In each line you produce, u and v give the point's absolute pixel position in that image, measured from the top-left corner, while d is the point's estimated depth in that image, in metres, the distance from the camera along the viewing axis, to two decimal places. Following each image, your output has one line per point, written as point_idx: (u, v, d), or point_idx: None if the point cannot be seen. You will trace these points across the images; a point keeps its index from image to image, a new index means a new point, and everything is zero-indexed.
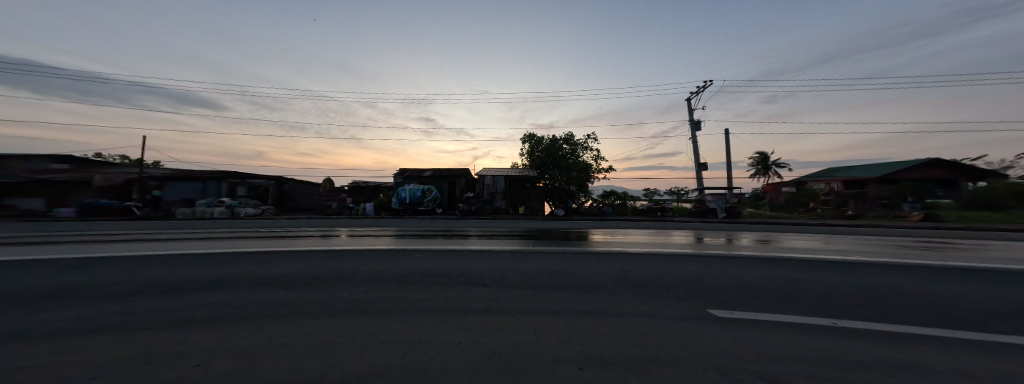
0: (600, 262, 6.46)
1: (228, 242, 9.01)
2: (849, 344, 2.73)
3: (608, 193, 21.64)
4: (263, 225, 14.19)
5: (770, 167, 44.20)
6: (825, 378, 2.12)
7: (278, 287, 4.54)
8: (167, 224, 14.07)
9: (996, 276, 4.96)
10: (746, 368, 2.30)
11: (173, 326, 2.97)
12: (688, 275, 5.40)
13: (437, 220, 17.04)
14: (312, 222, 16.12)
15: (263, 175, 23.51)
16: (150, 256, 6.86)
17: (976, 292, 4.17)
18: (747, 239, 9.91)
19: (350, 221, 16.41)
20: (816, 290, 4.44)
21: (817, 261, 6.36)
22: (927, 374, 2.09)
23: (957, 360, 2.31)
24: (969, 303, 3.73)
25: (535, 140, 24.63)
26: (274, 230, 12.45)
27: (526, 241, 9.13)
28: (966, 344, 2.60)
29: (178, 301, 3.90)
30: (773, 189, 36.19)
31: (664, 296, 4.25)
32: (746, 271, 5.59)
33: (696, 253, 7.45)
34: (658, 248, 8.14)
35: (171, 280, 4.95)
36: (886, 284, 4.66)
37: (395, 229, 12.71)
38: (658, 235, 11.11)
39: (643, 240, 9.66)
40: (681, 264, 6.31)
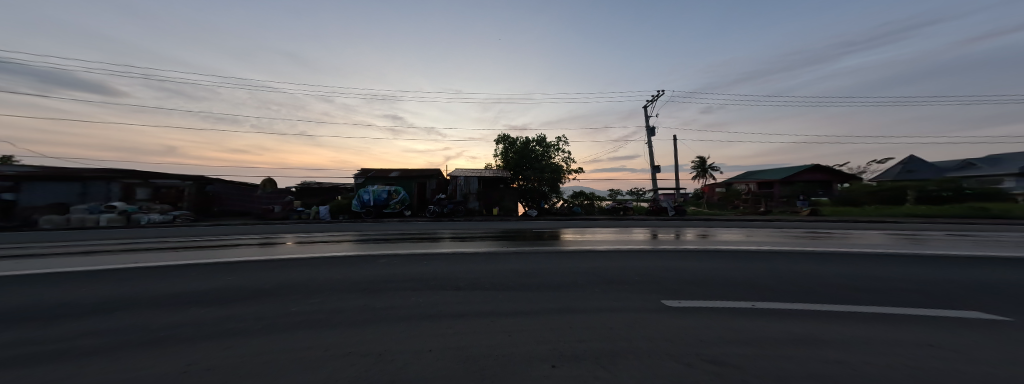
0: (574, 261, 6.60)
1: (133, 256, 7.40)
2: (773, 322, 3.19)
3: (577, 193, 22.38)
4: (184, 234, 11.99)
5: (707, 170, 50.13)
6: (761, 354, 2.44)
7: (207, 303, 3.86)
8: (42, 236, 11.16)
9: (873, 259, 6.24)
10: (697, 352, 2.53)
11: (50, 360, 2.34)
12: (651, 270, 5.81)
13: (400, 222, 16.14)
14: (250, 228, 14.04)
15: (178, 174, 19.91)
16: (13, 277, 5.34)
17: (858, 271, 5.23)
18: (691, 234, 11.18)
19: (298, 226, 14.74)
20: (749, 277, 5.10)
21: (752, 252, 7.34)
22: (830, 344, 2.51)
23: (850, 330, 2.83)
24: (855, 281, 4.62)
25: (508, 141, 24.60)
26: (200, 238, 10.64)
27: (501, 242, 8.96)
28: (853, 316, 3.21)
29: (59, 330, 3.09)
30: (711, 189, 41.02)
31: (628, 291, 4.53)
32: (696, 264, 6.22)
33: (654, 248, 8.16)
34: (626, 245, 8.60)
35: (45, 306, 3.88)
36: (800, 268, 5.57)
37: (354, 234, 11.61)
38: (624, 232, 11.78)
39: (613, 238, 10.08)
40: (649, 260, 6.73)
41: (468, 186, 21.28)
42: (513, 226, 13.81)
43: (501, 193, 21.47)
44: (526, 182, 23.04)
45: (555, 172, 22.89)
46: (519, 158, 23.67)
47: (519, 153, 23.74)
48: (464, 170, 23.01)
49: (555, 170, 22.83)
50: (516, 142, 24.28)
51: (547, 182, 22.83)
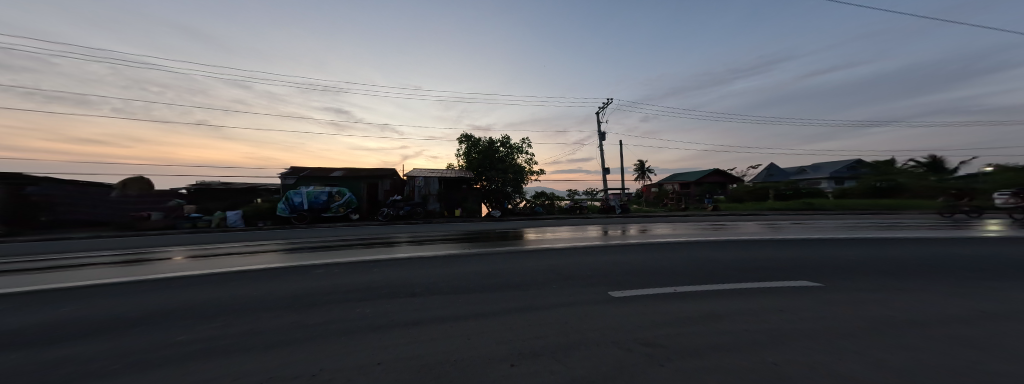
0: (536, 260, 6.68)
1: None
2: (698, 302, 3.69)
3: (538, 193, 22.67)
4: (19, 252, 8.88)
5: (645, 173, 56.29)
6: (692, 333, 2.78)
7: (59, 337, 2.92)
8: None
9: (772, 245, 7.69)
10: (642, 338, 2.79)
11: None
12: (608, 265, 6.17)
13: (342, 228, 14.48)
14: (131, 241, 11.06)
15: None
16: None
17: (761, 255, 6.40)
18: (634, 230, 12.41)
19: (205, 236, 12.15)
20: (682, 265, 5.83)
21: (686, 243, 8.44)
22: (739, 317, 3.01)
23: (753, 304, 3.43)
24: (759, 264, 5.62)
25: (471, 140, 23.58)
26: (49, 258, 8.00)
27: (462, 244, 8.60)
28: (754, 292, 3.90)
29: None
30: (648, 189, 45.95)
31: (583, 285, 4.78)
32: (643, 256, 6.88)
33: (605, 244, 8.81)
34: (585, 243, 9.01)
35: None
36: (721, 255, 6.58)
37: (284, 242, 10.02)
38: (581, 230, 12.34)
39: (574, 236, 10.44)
40: (608, 255, 7.14)
41: (430, 187, 20.04)
42: (473, 228, 13.33)
43: (463, 194, 20.69)
44: (491, 183, 22.12)
45: (519, 173, 22.09)
46: (482, 159, 22.67)
47: (482, 153, 22.71)
48: (420, 170, 21.67)
49: (519, 172, 22.11)
50: (479, 143, 23.31)
51: (513, 184, 21.95)
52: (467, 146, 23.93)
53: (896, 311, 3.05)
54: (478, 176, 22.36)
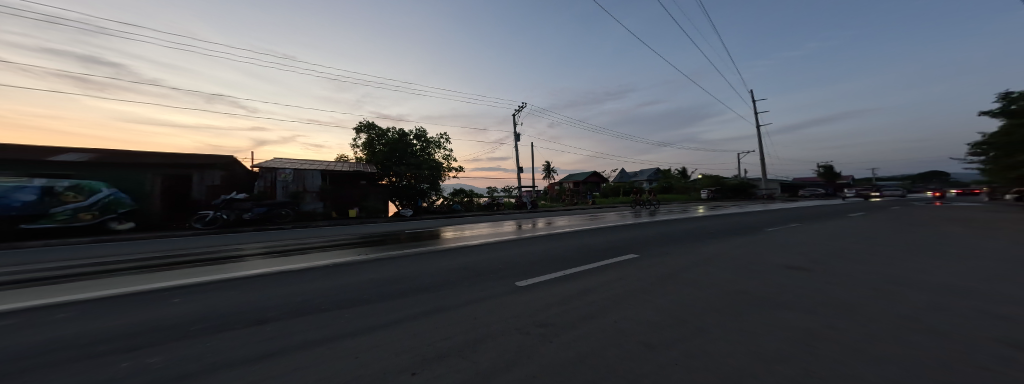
0: (449, 258, 6.45)
1: None
2: (583, 280, 4.41)
3: (456, 190, 21.91)
4: None
5: (549, 172, 63.27)
6: (576, 308, 3.29)
7: None
8: None
9: (642, 230, 9.93)
10: (539, 319, 3.10)
11: None
12: (519, 257, 6.53)
13: (164, 239, 10.13)
14: None
15: None
16: None
17: (632, 238, 8.20)
18: (543, 222, 13.72)
19: None
20: (576, 251, 6.81)
21: (583, 231, 9.94)
22: (611, 289, 3.77)
23: (620, 278, 4.34)
24: (628, 245, 7.19)
25: (376, 130, 20.34)
26: None
27: (362, 249, 7.41)
28: (623, 268, 4.92)
29: None
30: (550, 187, 51.80)
31: (493, 279, 4.90)
32: (547, 246, 7.70)
33: (519, 237, 9.42)
34: (501, 238, 9.20)
35: None
36: (605, 240, 8.05)
37: (31, 265, 6.23)
38: (497, 226, 12.57)
39: (492, 232, 10.56)
40: (521, 248, 7.57)
41: (310, 181, 16.56)
42: (379, 229, 11.74)
43: (364, 191, 17.88)
44: (401, 179, 19.66)
45: (435, 169, 20.28)
46: (390, 152, 19.79)
47: (391, 146, 19.81)
48: (286, 163, 17.40)
49: (435, 168, 20.28)
50: (388, 133, 20.34)
51: (428, 181, 20.07)
52: (371, 136, 20.51)
53: (698, 276, 4.48)
54: (384, 171, 19.55)
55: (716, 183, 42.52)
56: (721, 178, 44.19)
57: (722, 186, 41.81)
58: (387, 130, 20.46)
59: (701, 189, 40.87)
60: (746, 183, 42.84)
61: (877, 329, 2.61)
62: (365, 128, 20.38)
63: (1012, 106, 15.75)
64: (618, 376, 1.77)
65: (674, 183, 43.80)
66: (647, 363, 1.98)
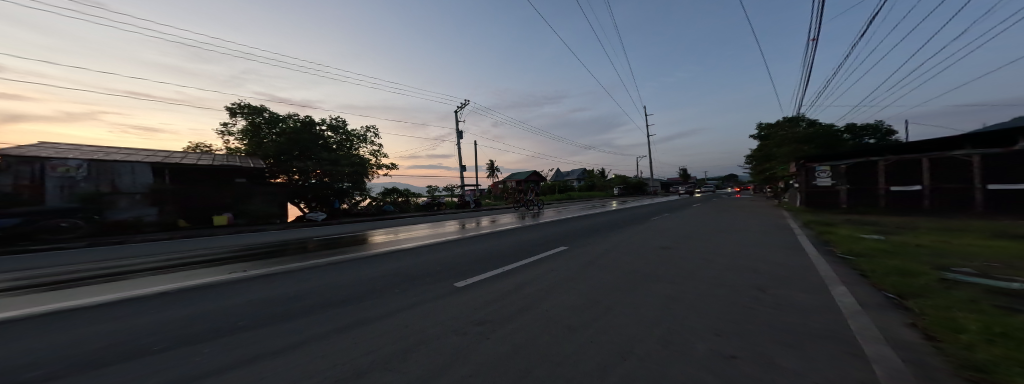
0: (373, 264, 5.49)
1: None
2: (524, 275, 4.33)
3: (387, 190, 19.57)
4: None
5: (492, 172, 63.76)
6: (517, 303, 3.15)
7: None
8: None
9: (581, 224, 10.77)
10: (477, 316, 2.82)
11: None
12: (461, 256, 5.94)
13: None
14: None
15: None
16: None
17: (572, 233, 8.72)
18: (488, 221, 13.34)
19: None
20: (519, 247, 6.76)
21: (526, 228, 10.09)
22: (550, 284, 3.77)
23: (558, 272, 4.41)
24: (568, 240, 7.58)
25: (272, 115, 16.38)
26: None
27: (252, 263, 5.82)
28: (563, 263, 5.08)
29: None
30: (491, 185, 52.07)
31: (428, 275, 4.43)
32: (493, 243, 7.36)
33: (463, 236, 8.70)
34: (442, 238, 8.48)
35: None
36: (547, 236, 8.32)
37: None
38: (437, 227, 11.69)
39: (430, 234, 9.71)
40: (464, 246, 7.10)
41: (125, 178, 12.26)
42: (280, 238, 9.50)
43: (249, 192, 14.10)
44: (311, 176, 16.30)
45: (357, 166, 17.44)
46: (292, 143, 16.05)
47: (292, 135, 16.10)
48: (88, 153, 12.49)
49: (357, 164, 17.39)
50: (290, 120, 16.64)
51: (349, 179, 17.21)
52: (264, 122, 16.43)
53: (627, 264, 4.94)
54: (285, 166, 15.84)
55: (625, 183, 50.32)
56: (630, 178, 52.62)
57: (628, 184, 49.87)
58: (289, 116, 16.74)
59: (616, 186, 47.31)
60: (643, 182, 52.88)
61: (734, 289, 3.38)
62: (255, 111, 16.24)
63: (761, 133, 23.44)
64: (550, 364, 1.76)
65: (597, 182, 49.62)
66: (577, 348, 2.05)
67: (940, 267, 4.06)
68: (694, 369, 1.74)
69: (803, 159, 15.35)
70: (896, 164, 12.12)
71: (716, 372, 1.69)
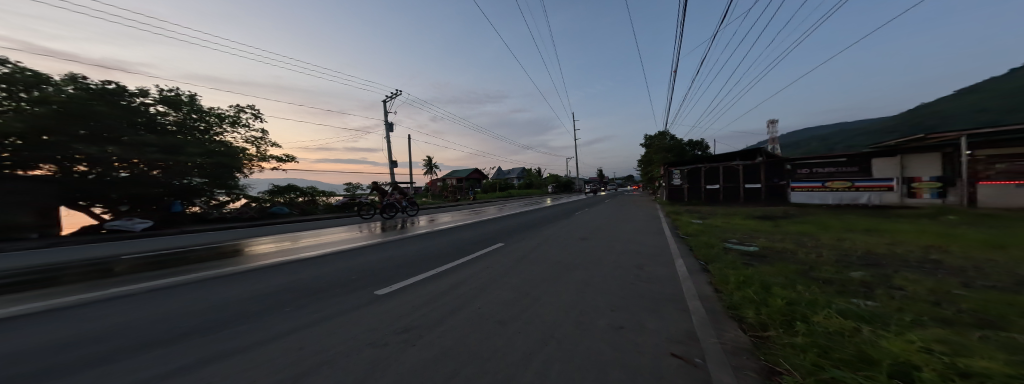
0: (261, 272, 4.30)
1: None
2: (457, 277, 4.03)
3: (283, 187, 15.97)
4: None
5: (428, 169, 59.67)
6: (450, 307, 2.88)
7: None
8: None
9: (519, 222, 10.93)
10: (402, 325, 2.45)
11: None
12: (384, 260, 5.17)
13: None
14: None
15: None
16: None
17: (508, 231, 8.79)
18: (421, 220, 12.10)
19: None
20: (452, 247, 6.36)
21: (461, 228, 9.61)
22: (483, 286, 3.61)
23: (491, 273, 4.27)
24: (503, 238, 7.54)
25: (26, 70, 9.08)
26: None
27: (37, 283, 3.86)
28: (497, 262, 4.98)
29: None
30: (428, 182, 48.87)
31: (344, 282, 3.87)
32: (424, 245, 6.69)
33: (393, 238, 7.65)
34: (366, 240, 7.47)
35: None
36: (481, 235, 8.09)
37: None
38: (357, 228, 10.30)
39: (347, 235, 8.46)
40: (390, 249, 6.24)
41: None
42: (112, 250, 6.80)
43: None
44: (118, 168, 10.29)
45: (214, 156, 12.43)
46: (80, 119, 9.48)
47: (81, 107, 9.47)
48: None
49: (217, 154, 12.46)
50: (74, 85, 9.73)
51: (200, 173, 12.16)
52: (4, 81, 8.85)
53: (558, 259, 5.19)
54: (59, 151, 9.21)
55: (558, 182, 54.26)
56: (561, 177, 57.08)
57: (560, 183, 53.94)
58: (70, 76, 9.78)
59: (551, 185, 50.55)
60: (573, 182, 57.96)
61: (624, 269, 4.11)
62: None
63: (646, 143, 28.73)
64: (479, 361, 1.77)
65: (534, 180, 51.96)
66: (506, 342, 2.10)
67: (723, 239, 5.93)
68: (599, 345, 2.04)
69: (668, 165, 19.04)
70: (714, 171, 16.33)
71: (638, 353, 1.84)
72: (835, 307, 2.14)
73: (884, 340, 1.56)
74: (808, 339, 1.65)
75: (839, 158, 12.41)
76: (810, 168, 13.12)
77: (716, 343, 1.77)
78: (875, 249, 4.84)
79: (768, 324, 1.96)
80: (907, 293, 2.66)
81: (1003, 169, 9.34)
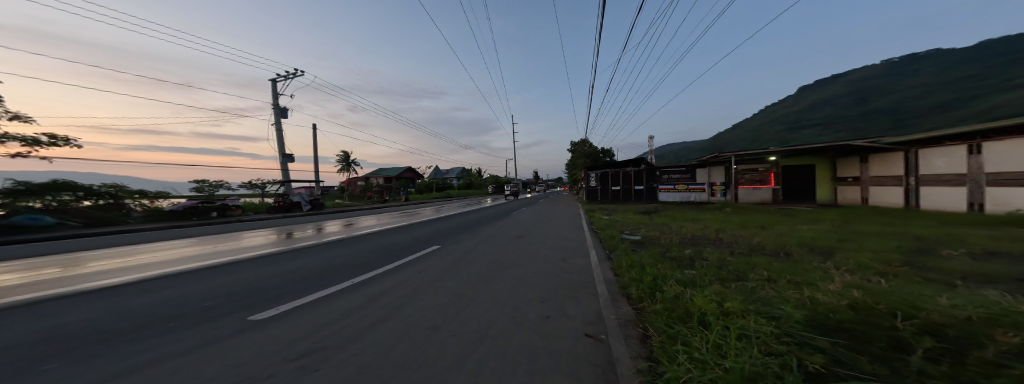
0: (80, 294, 3.08)
1: None
2: (375, 285, 3.71)
3: (44, 184, 9.39)
4: None
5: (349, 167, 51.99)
6: (369, 314, 2.66)
7: None
8: None
9: (449, 223, 10.54)
10: (315, 331, 2.17)
11: None
12: (282, 269, 4.36)
13: None
14: None
15: None
16: None
17: (434, 233, 8.39)
18: (334, 224, 10.47)
19: None
20: (366, 254, 5.72)
21: (382, 232, 8.73)
22: (403, 292, 3.41)
23: (411, 278, 4.05)
24: (428, 241, 7.19)
25: None
26: None
27: None
28: (419, 266, 4.73)
29: None
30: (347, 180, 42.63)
31: (216, 298, 2.99)
32: (333, 251, 5.82)
33: (293, 246, 6.39)
34: (243, 253, 5.43)
35: None
36: (402, 239, 7.50)
37: None
38: (227, 236, 7.56)
39: (200, 248, 5.81)
40: (288, 257, 5.21)
41: None
42: None
43: None
44: None
45: None
46: None
47: None
48: None
49: None
50: None
51: None
52: None
53: (481, 259, 5.26)
54: None
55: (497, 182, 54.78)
56: (499, 178, 57.79)
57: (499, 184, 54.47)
58: None
59: (490, 186, 50.65)
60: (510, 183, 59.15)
61: (541, 266, 4.45)
62: None
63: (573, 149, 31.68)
64: (409, 370, 1.68)
65: (473, 180, 51.18)
66: (438, 347, 2.07)
67: (622, 231, 7.03)
68: (527, 336, 2.21)
69: (587, 169, 21.37)
70: (619, 174, 18.93)
71: (554, 337, 2.08)
72: (674, 277, 2.80)
73: (693, 299, 2.10)
74: (663, 304, 2.15)
75: (682, 167, 15.97)
76: (669, 174, 16.45)
77: (616, 319, 2.11)
78: (716, 231, 6.54)
79: (644, 297, 2.49)
80: (713, 261, 3.72)
81: (754, 178, 13.64)
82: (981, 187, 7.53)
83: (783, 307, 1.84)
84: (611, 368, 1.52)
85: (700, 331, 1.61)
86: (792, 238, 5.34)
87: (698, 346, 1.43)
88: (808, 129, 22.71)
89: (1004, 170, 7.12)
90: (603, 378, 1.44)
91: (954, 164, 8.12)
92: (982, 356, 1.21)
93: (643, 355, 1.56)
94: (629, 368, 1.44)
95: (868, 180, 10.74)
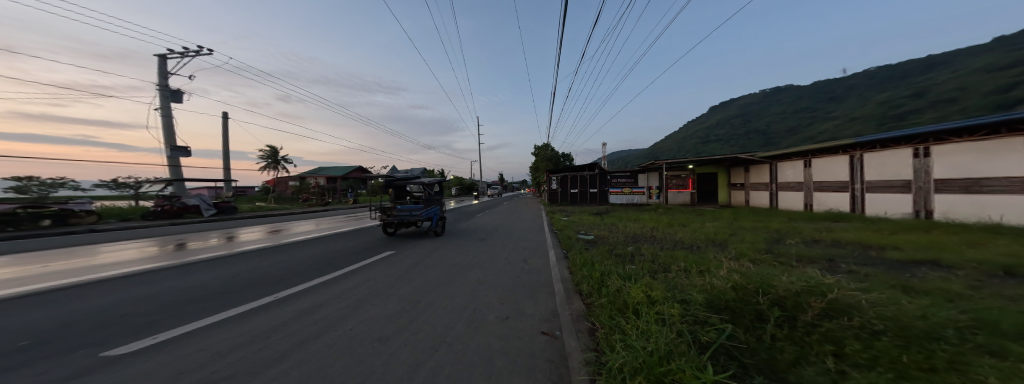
0: None
1: None
2: (310, 297, 3.33)
3: None
4: None
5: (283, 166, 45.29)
6: (302, 331, 2.39)
7: None
8: None
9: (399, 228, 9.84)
10: (232, 354, 1.89)
11: None
12: (186, 285, 3.64)
13: None
14: None
15: None
16: None
17: (382, 239, 7.76)
18: (256, 232, 8.99)
19: None
20: (299, 264, 5.04)
21: (318, 239, 7.75)
22: (344, 304, 3.12)
23: (355, 288, 3.71)
24: (374, 247, 6.64)
25: None
26: None
27: None
28: (365, 274, 4.37)
29: None
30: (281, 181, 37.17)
31: (73, 327, 2.32)
32: (254, 263, 4.98)
33: (197, 259, 5.30)
34: (101, 274, 4.10)
35: None
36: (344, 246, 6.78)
37: None
38: (91, 253, 5.84)
39: (23, 273, 4.21)
40: (192, 271, 4.33)
41: None
42: None
43: None
44: None
45: None
46: None
47: None
48: None
49: None
50: None
51: None
52: None
53: (435, 263, 5.08)
54: None
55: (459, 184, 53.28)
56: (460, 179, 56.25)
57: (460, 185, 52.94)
58: None
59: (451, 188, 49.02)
60: (472, 185, 57.91)
61: (496, 268, 4.46)
62: None
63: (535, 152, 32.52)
64: None
65: None
66: (386, 357, 1.96)
67: (577, 232, 7.47)
68: (485, 338, 2.21)
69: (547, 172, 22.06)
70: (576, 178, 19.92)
71: (508, 338, 2.11)
72: (615, 272, 3.04)
73: (629, 291, 2.30)
74: (605, 298, 2.33)
75: (630, 172, 17.37)
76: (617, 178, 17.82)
77: (568, 315, 2.22)
78: (655, 229, 7.29)
79: (591, 292, 2.67)
80: (649, 255, 4.14)
81: (678, 183, 15.53)
82: (813, 191, 9.83)
83: (690, 291, 2.14)
84: (563, 363, 1.59)
85: (632, 320, 1.78)
86: (699, 234, 6.19)
87: (630, 333, 1.59)
88: (728, 140, 26.73)
89: (824, 180, 9.39)
90: (556, 373, 1.50)
91: (797, 174, 10.49)
92: (806, 319, 1.61)
93: (589, 347, 1.67)
94: (578, 361, 1.52)
95: (748, 186, 13.28)
